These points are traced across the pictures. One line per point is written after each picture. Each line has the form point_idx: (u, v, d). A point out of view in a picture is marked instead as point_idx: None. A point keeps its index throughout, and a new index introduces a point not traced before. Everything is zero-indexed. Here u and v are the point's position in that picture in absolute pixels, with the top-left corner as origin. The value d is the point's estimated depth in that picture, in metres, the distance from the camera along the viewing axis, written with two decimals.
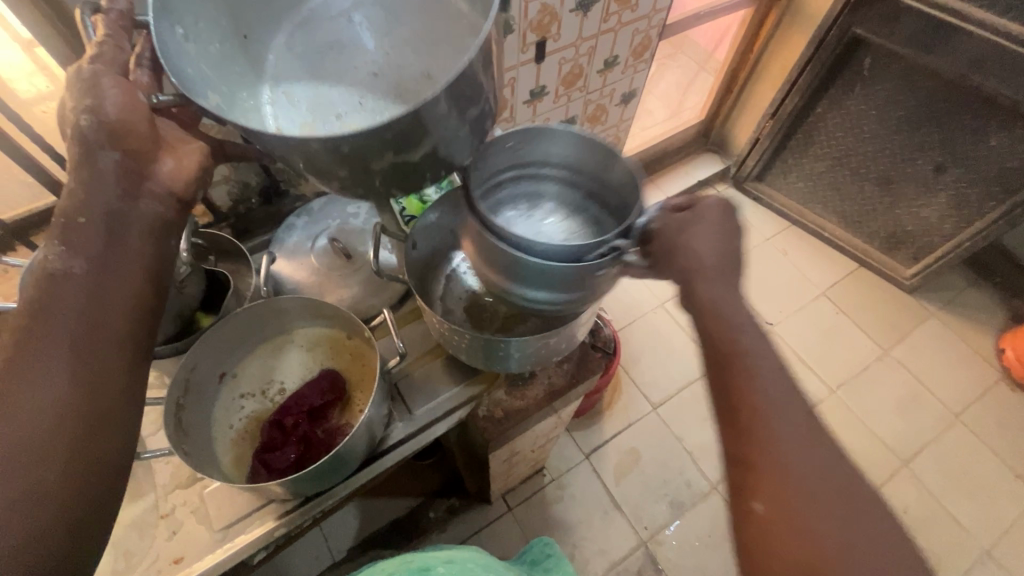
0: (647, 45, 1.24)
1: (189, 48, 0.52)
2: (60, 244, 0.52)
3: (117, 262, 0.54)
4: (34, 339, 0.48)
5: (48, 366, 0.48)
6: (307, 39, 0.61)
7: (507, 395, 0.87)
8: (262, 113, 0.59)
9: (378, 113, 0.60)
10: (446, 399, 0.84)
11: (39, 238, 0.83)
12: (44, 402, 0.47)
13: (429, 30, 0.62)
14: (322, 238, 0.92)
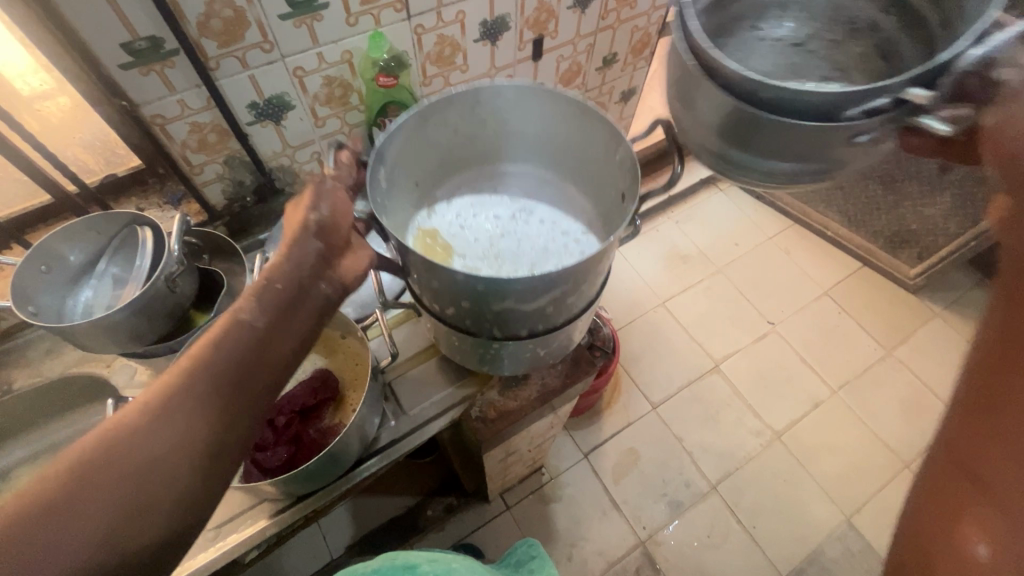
0: (646, 42, 1.23)
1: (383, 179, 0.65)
2: (253, 300, 0.52)
3: (285, 314, 0.54)
4: (189, 362, 0.50)
5: (183, 395, 0.49)
6: (470, 209, 0.83)
7: (500, 396, 0.86)
8: (416, 238, 0.77)
9: (512, 267, 0.75)
10: (438, 399, 0.84)
11: (32, 236, 0.83)
12: (162, 434, 0.47)
13: (562, 214, 0.82)
14: None
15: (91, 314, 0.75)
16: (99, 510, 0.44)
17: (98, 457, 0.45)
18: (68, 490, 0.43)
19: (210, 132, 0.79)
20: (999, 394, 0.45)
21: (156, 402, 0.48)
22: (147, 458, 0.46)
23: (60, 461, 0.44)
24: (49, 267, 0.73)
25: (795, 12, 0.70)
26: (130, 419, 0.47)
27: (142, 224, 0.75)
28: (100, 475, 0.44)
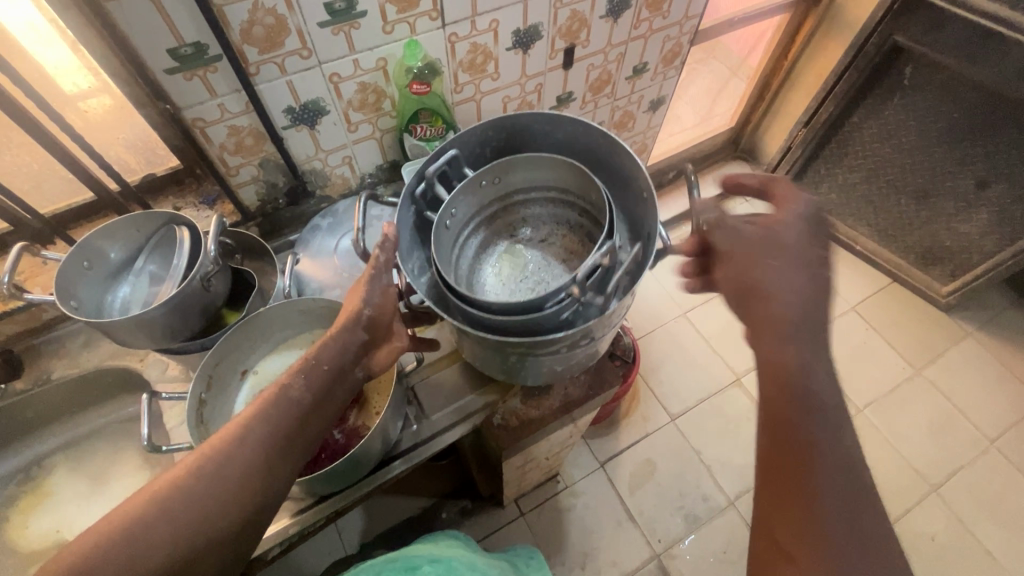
0: (677, 52, 1.22)
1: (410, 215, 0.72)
2: (321, 357, 0.60)
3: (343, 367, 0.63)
4: (246, 415, 0.57)
5: (240, 442, 0.56)
6: None
7: (522, 404, 0.86)
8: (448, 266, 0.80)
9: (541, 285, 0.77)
10: (460, 406, 0.84)
11: (74, 231, 0.86)
12: (235, 470, 0.55)
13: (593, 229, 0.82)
14: (345, 240, 0.94)
15: (131, 311, 0.78)
16: (161, 534, 0.51)
17: (168, 493, 0.52)
18: (142, 519, 0.50)
19: (247, 135, 0.81)
20: (785, 428, 0.53)
21: (217, 446, 0.55)
22: (204, 497, 0.53)
23: (140, 496, 0.52)
24: (93, 264, 0.76)
25: (540, 212, 0.80)
26: (206, 457, 0.54)
27: (179, 224, 0.77)
28: (167, 507, 0.52)
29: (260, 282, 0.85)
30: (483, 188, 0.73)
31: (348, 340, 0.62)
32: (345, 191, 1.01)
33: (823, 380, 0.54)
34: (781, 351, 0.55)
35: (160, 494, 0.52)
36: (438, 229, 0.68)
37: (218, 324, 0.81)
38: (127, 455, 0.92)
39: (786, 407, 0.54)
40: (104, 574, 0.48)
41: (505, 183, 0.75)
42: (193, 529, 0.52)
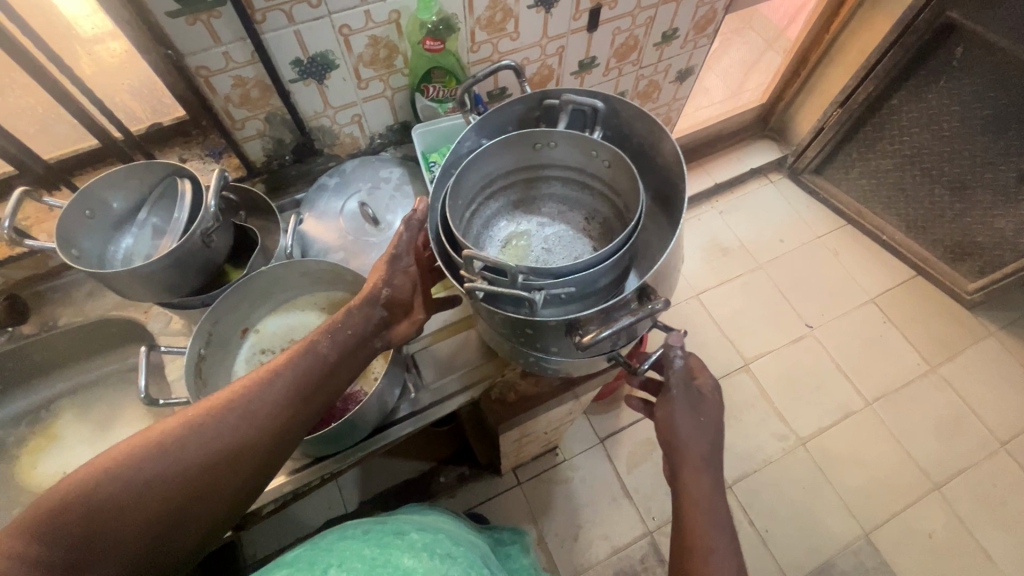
0: (711, 19, 1.14)
1: (516, 114, 0.67)
2: (331, 332, 0.64)
3: (353, 347, 0.66)
4: (246, 382, 0.61)
5: (236, 404, 0.60)
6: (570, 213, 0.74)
7: (521, 379, 0.85)
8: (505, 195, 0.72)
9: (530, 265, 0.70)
10: (459, 376, 0.84)
11: (79, 179, 0.85)
12: (238, 421, 0.59)
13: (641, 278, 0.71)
14: (352, 202, 0.93)
15: (135, 262, 0.77)
16: (148, 472, 0.54)
17: (161, 437, 0.56)
18: (134, 455, 0.54)
19: (252, 87, 0.78)
20: (688, 528, 0.65)
21: (215, 405, 0.59)
22: (192, 446, 0.57)
23: (138, 433, 0.56)
24: (96, 213, 0.75)
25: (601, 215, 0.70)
26: (219, 407, 0.59)
27: (182, 175, 0.75)
28: (157, 452, 0.55)
29: (263, 240, 0.84)
30: (584, 154, 0.65)
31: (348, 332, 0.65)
32: (354, 150, 0.98)
33: (721, 510, 0.67)
34: (695, 484, 0.67)
35: (154, 436, 0.56)
36: (513, 142, 0.64)
37: (221, 282, 0.81)
38: (130, 405, 0.94)
39: (686, 514, 0.66)
40: (84, 495, 0.52)
41: (599, 172, 0.67)
42: (189, 468, 0.56)
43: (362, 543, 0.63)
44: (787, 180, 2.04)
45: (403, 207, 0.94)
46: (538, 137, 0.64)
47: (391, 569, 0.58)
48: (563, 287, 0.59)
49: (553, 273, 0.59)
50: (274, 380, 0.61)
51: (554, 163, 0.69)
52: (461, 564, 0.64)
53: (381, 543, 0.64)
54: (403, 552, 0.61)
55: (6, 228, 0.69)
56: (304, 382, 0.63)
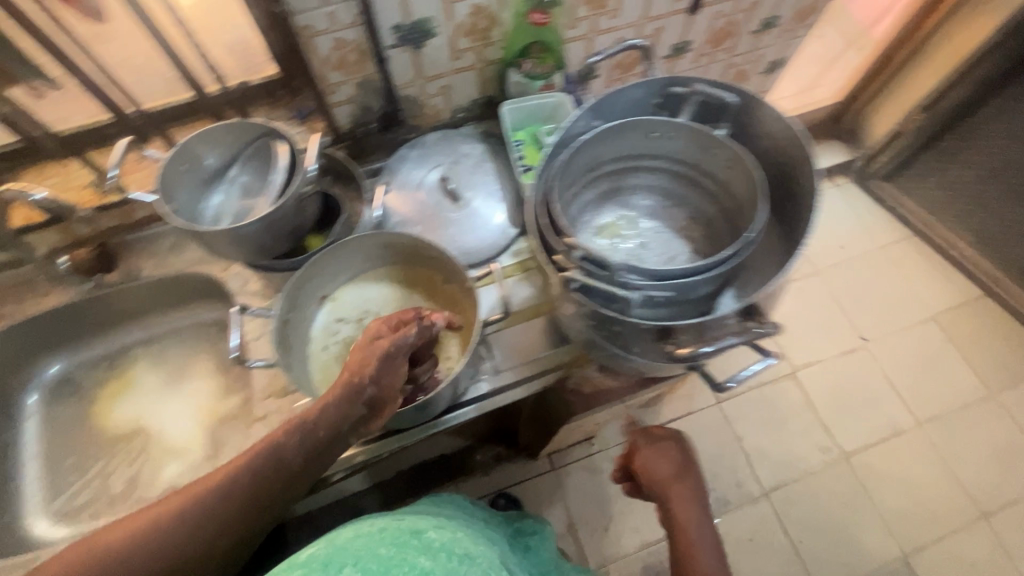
0: (813, 8, 1.08)
1: (634, 99, 0.63)
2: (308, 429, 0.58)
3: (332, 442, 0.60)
4: (236, 462, 0.58)
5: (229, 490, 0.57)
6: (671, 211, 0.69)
7: (598, 371, 0.82)
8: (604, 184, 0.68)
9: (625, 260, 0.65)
10: (534, 362, 0.82)
11: (170, 132, 0.85)
12: (217, 511, 0.56)
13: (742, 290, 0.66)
14: (432, 175, 0.91)
15: (225, 220, 0.77)
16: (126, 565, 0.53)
17: (153, 530, 0.55)
18: (113, 550, 0.53)
19: (351, 51, 0.76)
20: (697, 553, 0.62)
21: (206, 494, 0.56)
22: (170, 536, 0.55)
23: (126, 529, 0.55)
24: (191, 167, 0.75)
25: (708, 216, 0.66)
26: (196, 497, 0.56)
27: (276, 136, 0.75)
28: (136, 543, 0.54)
29: (348, 209, 0.84)
30: (704, 150, 0.61)
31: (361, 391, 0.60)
32: (436, 123, 0.96)
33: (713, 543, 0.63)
34: (684, 514, 0.65)
35: (146, 529, 0.55)
36: (631, 126, 0.60)
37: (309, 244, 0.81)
38: (200, 359, 0.95)
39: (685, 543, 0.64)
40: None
41: (716, 171, 0.63)
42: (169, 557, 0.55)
43: (373, 541, 0.57)
44: (853, 184, 1.95)
45: (484, 184, 0.93)
46: (657, 125, 0.60)
47: (406, 571, 0.54)
48: (661, 291, 0.53)
49: (655, 273, 0.52)
50: (253, 472, 0.57)
51: (664, 156, 0.65)
52: (484, 567, 0.58)
53: (396, 541, 0.57)
54: (418, 554, 0.56)
55: (114, 175, 0.67)
56: (286, 473, 0.59)
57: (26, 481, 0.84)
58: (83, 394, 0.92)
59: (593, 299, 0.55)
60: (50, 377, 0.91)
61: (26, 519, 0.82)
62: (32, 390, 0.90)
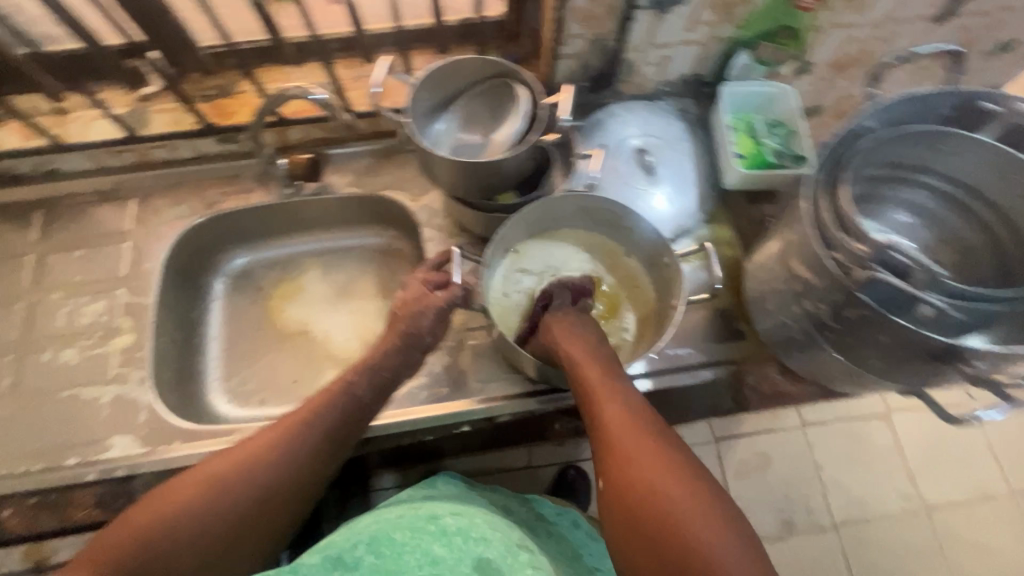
0: None
1: (930, 105, 0.62)
2: (364, 369, 0.69)
3: (382, 373, 0.70)
4: (277, 432, 0.62)
5: (267, 458, 0.60)
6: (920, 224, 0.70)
7: (780, 375, 0.81)
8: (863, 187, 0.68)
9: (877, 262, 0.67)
10: (705, 351, 0.81)
11: (396, 56, 0.87)
12: (295, 448, 0.61)
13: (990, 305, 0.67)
14: (627, 145, 0.91)
15: (445, 149, 0.80)
16: (222, 504, 0.56)
17: (200, 500, 0.55)
18: (197, 496, 0.56)
19: (602, 5, 0.75)
20: (676, 473, 0.57)
21: (244, 468, 0.58)
22: (258, 476, 0.59)
23: (170, 500, 0.55)
24: (427, 92, 0.78)
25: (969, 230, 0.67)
26: (273, 439, 0.61)
27: (516, 81, 0.77)
28: (228, 487, 0.57)
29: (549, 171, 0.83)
30: (997, 172, 0.60)
31: (381, 368, 0.70)
32: (639, 93, 0.94)
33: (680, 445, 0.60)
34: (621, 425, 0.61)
35: (192, 499, 0.55)
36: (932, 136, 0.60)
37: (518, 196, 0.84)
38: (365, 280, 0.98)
39: (618, 469, 0.59)
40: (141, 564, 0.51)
41: (1001, 193, 0.62)
42: (258, 495, 0.58)
43: (391, 525, 0.66)
44: None
45: (682, 163, 0.91)
46: (956, 139, 0.59)
47: (418, 554, 0.62)
48: (960, 307, 0.50)
49: (957, 290, 0.50)
50: (323, 406, 0.65)
51: (942, 170, 0.64)
52: (497, 546, 0.64)
53: (412, 527, 0.66)
54: (432, 540, 0.64)
55: (378, 91, 0.72)
56: (353, 407, 0.67)
57: (207, 359, 0.90)
58: (260, 289, 0.96)
59: (875, 300, 0.53)
60: (235, 267, 0.96)
61: (207, 393, 0.87)
62: (219, 277, 0.95)
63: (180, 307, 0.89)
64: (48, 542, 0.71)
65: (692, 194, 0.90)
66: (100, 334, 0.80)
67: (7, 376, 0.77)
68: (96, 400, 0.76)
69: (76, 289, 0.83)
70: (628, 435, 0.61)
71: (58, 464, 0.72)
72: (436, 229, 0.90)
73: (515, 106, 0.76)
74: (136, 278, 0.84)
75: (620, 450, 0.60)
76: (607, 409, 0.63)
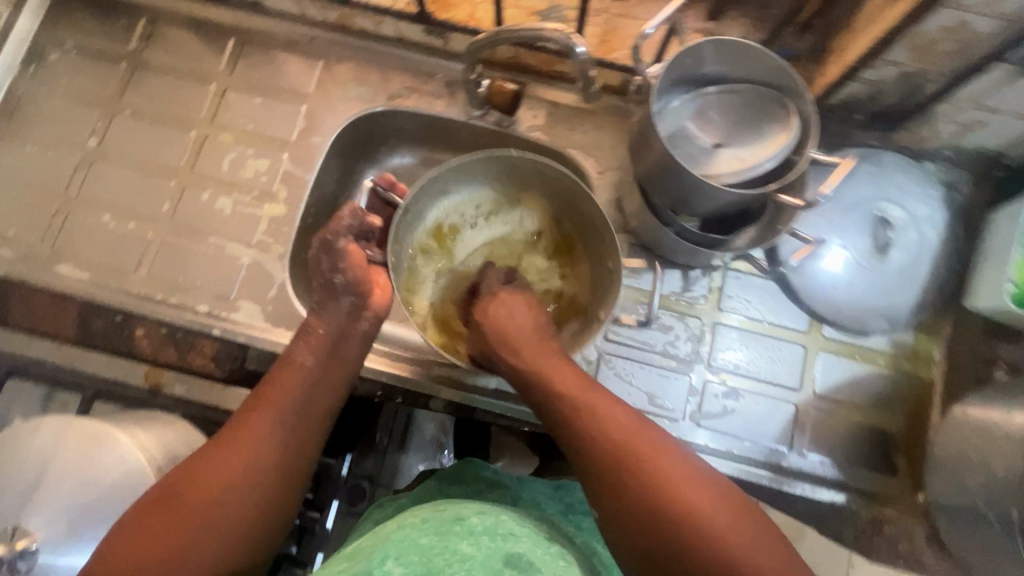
0: None
1: None
2: (307, 347, 0.60)
3: (340, 339, 0.62)
4: (241, 432, 0.53)
5: (240, 465, 0.51)
6: None
7: (922, 532, 0.72)
8: None
9: None
10: (848, 471, 0.72)
11: None
12: (266, 434, 0.54)
13: None
14: (875, 211, 0.74)
15: (663, 129, 0.65)
16: (206, 521, 0.48)
17: (175, 524, 0.48)
18: (168, 520, 0.48)
19: (955, 42, 0.58)
20: (714, 515, 0.47)
21: (216, 487, 0.50)
22: (238, 471, 0.51)
23: (144, 545, 0.46)
24: (690, 61, 0.63)
25: None
26: (231, 437, 0.53)
27: (791, 106, 0.63)
28: (203, 499, 0.49)
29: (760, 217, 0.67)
30: None
31: (314, 328, 0.62)
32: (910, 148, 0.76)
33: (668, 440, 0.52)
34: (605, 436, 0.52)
35: (173, 535, 0.47)
36: None
37: (706, 227, 0.70)
38: None
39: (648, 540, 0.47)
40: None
41: None
42: (242, 494, 0.51)
43: (413, 528, 0.55)
44: None
45: (925, 260, 0.75)
46: None
47: (448, 560, 0.53)
48: None
49: None
50: (271, 388, 0.56)
51: None
52: (529, 539, 0.57)
53: (440, 531, 0.55)
54: (460, 540, 0.54)
55: (649, 34, 0.60)
56: (310, 374, 0.59)
57: None
58: None
59: None
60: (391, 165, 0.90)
61: None
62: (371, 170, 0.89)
63: (330, 190, 0.86)
64: (166, 372, 0.73)
65: (915, 301, 0.74)
66: (256, 194, 0.79)
67: (166, 201, 0.79)
68: (237, 259, 0.77)
69: (246, 139, 0.81)
70: (643, 475, 0.49)
71: (191, 307, 0.75)
72: (611, 215, 0.79)
73: (774, 140, 0.63)
74: (302, 149, 0.81)
75: (641, 504, 0.48)
76: (611, 444, 0.51)
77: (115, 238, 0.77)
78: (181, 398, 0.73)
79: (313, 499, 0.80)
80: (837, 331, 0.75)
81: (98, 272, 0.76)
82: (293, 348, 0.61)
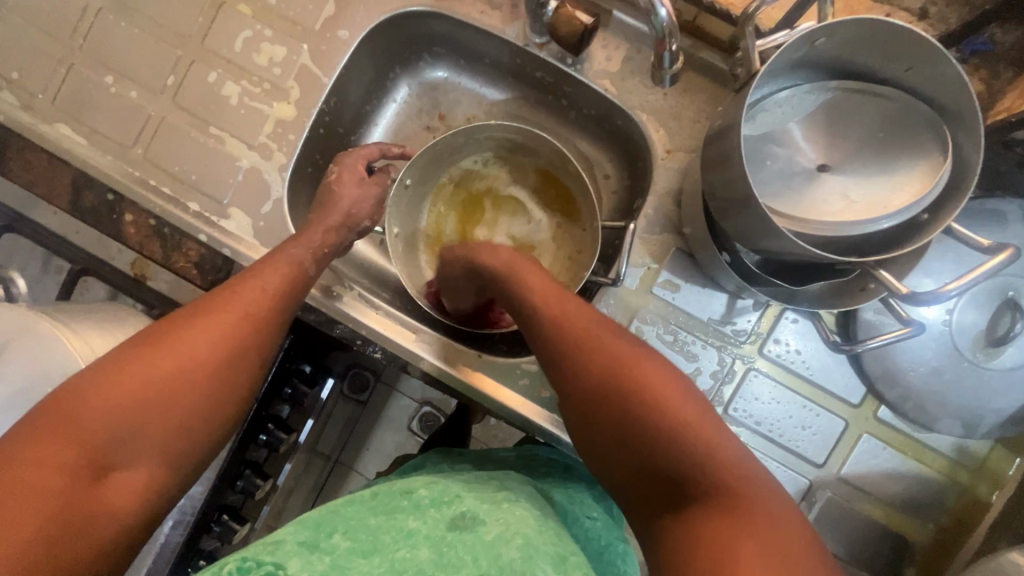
0: None
1: None
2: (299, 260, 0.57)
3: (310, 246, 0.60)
4: (183, 332, 0.48)
5: (200, 349, 0.48)
6: None
7: None
8: None
9: None
10: (844, 561, 0.63)
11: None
12: (213, 337, 0.49)
13: None
14: (989, 293, 0.59)
15: (755, 125, 0.49)
16: (138, 416, 0.44)
17: (110, 413, 0.43)
18: (100, 407, 0.43)
19: None
20: (704, 431, 0.42)
21: (173, 368, 0.46)
22: (180, 373, 0.46)
23: (88, 417, 0.43)
24: (828, 41, 0.45)
25: None
26: (175, 332, 0.48)
27: (942, 141, 0.45)
28: (136, 393, 0.45)
29: (850, 277, 0.53)
30: None
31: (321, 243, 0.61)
32: None
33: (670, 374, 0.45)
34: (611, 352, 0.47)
35: (117, 411, 0.44)
36: None
37: (772, 267, 0.57)
38: (562, 216, 0.76)
39: (633, 453, 0.43)
40: (93, 492, 0.42)
41: None
42: (177, 399, 0.46)
43: (366, 509, 0.49)
44: None
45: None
46: None
47: (396, 540, 0.45)
48: None
49: None
50: (229, 290, 0.52)
51: None
52: (475, 501, 0.49)
53: (388, 510, 0.48)
54: (407, 517, 0.47)
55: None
56: (274, 285, 0.54)
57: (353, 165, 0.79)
58: (442, 119, 0.80)
59: None
60: (430, 78, 0.79)
61: None
62: (408, 78, 0.78)
63: (355, 95, 0.74)
64: (150, 264, 0.71)
65: (1000, 411, 0.60)
66: (266, 87, 0.69)
67: (172, 74, 0.70)
68: (235, 160, 0.69)
69: (266, 15, 0.69)
70: (628, 391, 0.44)
71: (182, 203, 0.69)
72: (665, 208, 0.64)
73: (905, 189, 0.46)
74: (325, 42, 0.68)
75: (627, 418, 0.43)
76: (591, 361, 0.47)
77: (115, 106, 0.70)
78: (164, 295, 0.70)
79: (286, 418, 0.77)
80: (893, 414, 0.62)
81: (95, 141, 0.70)
82: (282, 245, 0.59)
